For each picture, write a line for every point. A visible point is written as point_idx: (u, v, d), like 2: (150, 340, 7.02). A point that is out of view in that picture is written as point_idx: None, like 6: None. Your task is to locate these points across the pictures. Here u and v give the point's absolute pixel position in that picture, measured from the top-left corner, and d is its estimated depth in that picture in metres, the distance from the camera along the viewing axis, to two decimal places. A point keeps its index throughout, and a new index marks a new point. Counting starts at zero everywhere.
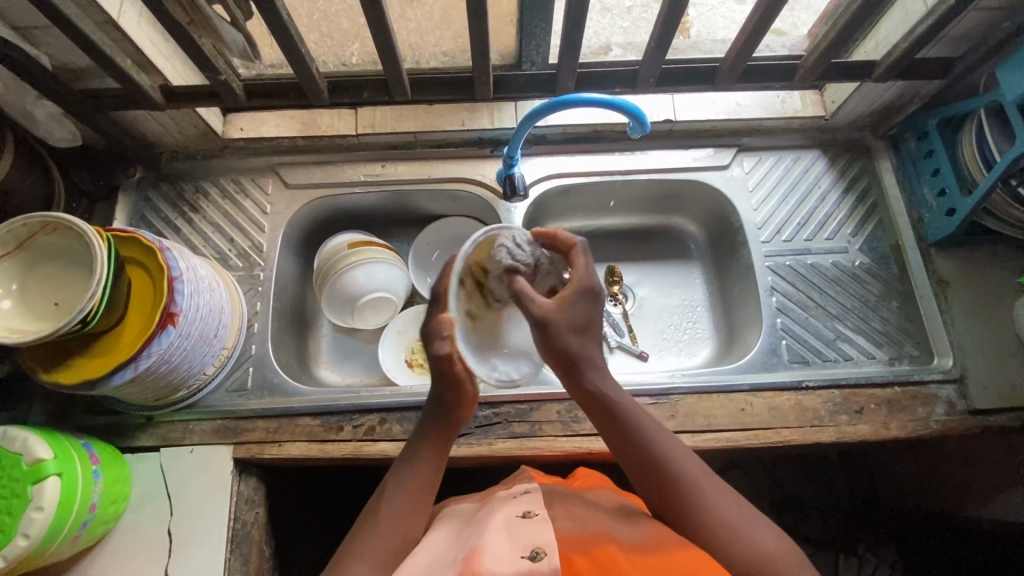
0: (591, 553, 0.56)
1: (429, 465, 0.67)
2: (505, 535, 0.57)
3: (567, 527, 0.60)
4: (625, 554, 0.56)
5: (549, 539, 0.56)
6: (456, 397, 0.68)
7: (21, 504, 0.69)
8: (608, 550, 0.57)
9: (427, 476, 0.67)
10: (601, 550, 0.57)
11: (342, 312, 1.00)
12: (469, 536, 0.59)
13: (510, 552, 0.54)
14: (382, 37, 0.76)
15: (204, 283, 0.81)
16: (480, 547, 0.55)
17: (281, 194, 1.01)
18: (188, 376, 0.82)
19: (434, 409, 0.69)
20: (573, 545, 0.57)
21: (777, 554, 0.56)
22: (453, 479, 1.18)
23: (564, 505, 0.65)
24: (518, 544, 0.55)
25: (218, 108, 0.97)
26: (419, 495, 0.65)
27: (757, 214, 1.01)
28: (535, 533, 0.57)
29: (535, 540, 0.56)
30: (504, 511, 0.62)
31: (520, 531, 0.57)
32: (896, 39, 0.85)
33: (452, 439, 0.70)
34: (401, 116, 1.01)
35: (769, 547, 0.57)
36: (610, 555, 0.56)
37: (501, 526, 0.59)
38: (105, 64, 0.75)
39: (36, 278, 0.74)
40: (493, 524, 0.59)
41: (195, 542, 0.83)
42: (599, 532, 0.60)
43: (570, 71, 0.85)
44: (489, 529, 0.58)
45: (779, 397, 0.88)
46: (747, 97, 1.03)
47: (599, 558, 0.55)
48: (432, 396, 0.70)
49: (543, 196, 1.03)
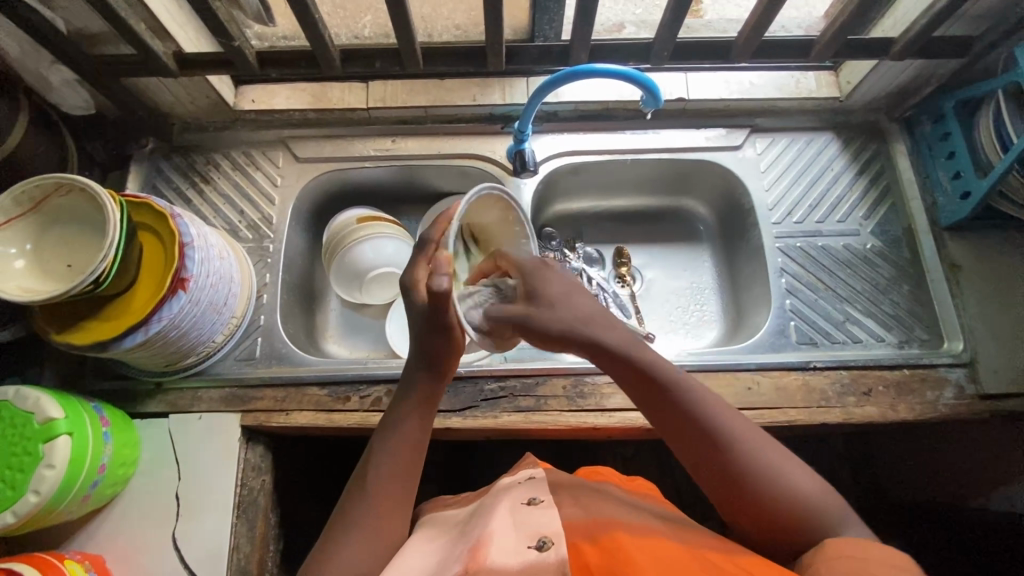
0: (597, 541, 0.57)
1: (415, 424, 0.66)
2: (512, 523, 0.58)
3: (573, 515, 0.61)
4: (631, 539, 0.57)
5: (555, 527, 0.56)
6: (441, 351, 0.66)
7: (33, 461, 0.70)
8: (616, 538, 0.57)
9: (411, 433, 0.66)
10: (609, 537, 0.57)
11: (349, 286, 1.01)
12: (475, 527, 0.60)
13: (516, 541, 0.55)
14: (395, 4, 0.75)
15: (214, 251, 0.81)
16: (487, 537, 0.56)
17: (292, 166, 1.02)
18: (197, 342, 0.83)
19: (419, 365, 0.68)
20: (581, 532, 0.59)
21: (813, 500, 0.56)
22: (457, 458, 1.19)
23: (569, 492, 0.66)
24: (524, 532, 0.56)
25: (230, 79, 0.97)
26: (404, 467, 0.64)
27: (769, 195, 1.00)
28: (540, 522, 0.57)
29: (542, 528, 0.56)
30: (508, 499, 0.63)
31: (525, 518, 0.58)
32: (915, 15, 0.84)
33: (438, 396, 0.69)
34: (412, 90, 1.01)
35: (806, 489, 0.57)
36: (617, 543, 0.56)
37: (507, 515, 0.59)
38: (119, 27, 0.75)
39: (49, 239, 0.75)
40: (499, 512, 0.60)
41: (202, 507, 0.83)
42: (604, 518, 0.60)
43: (584, 42, 0.84)
44: (495, 517, 0.59)
45: (787, 377, 0.88)
46: (761, 77, 1.01)
47: (606, 545, 0.56)
48: (419, 354, 0.67)
49: (554, 173, 1.03)
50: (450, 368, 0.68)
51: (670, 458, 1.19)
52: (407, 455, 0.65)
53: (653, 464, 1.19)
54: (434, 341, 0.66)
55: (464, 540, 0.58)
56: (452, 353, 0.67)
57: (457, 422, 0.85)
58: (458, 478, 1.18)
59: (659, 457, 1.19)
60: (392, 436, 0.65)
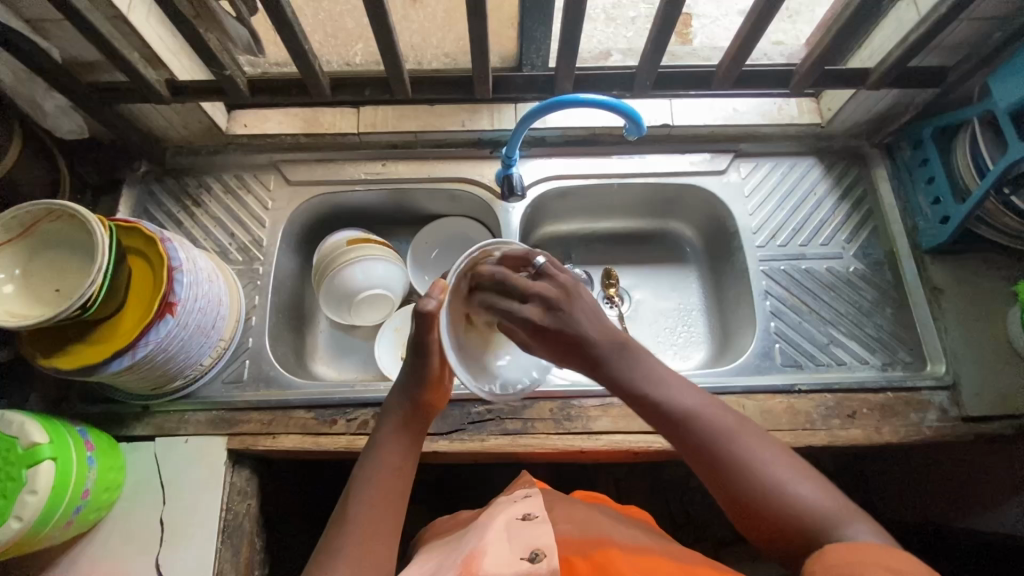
0: (590, 555, 0.58)
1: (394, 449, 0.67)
2: (506, 537, 0.58)
3: (567, 530, 0.62)
4: (622, 555, 0.58)
5: (549, 541, 0.56)
6: (421, 377, 0.70)
7: (16, 487, 0.69)
8: (608, 552, 0.58)
9: (392, 458, 0.67)
10: (601, 552, 0.58)
11: (339, 308, 1.02)
12: (470, 541, 0.60)
13: (511, 555, 0.55)
14: (383, 35, 0.77)
15: (203, 274, 0.82)
16: (481, 551, 0.56)
17: (283, 190, 1.03)
18: (184, 366, 0.83)
19: (400, 392, 0.71)
20: (573, 546, 0.59)
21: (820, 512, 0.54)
22: (446, 479, 1.19)
23: (564, 509, 0.67)
24: (518, 545, 0.56)
25: (223, 105, 0.99)
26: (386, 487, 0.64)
27: (753, 218, 1.02)
28: (534, 536, 0.57)
29: (536, 541, 0.57)
30: (504, 514, 0.63)
31: (519, 533, 0.58)
32: (890, 47, 0.87)
33: (419, 426, 0.71)
34: (403, 116, 1.03)
35: (814, 505, 0.54)
36: (608, 557, 0.57)
37: (502, 528, 0.60)
38: (113, 57, 0.77)
39: (38, 264, 0.76)
40: (494, 528, 0.60)
41: (187, 532, 0.83)
42: (597, 536, 0.61)
43: (568, 73, 0.86)
44: (489, 532, 0.59)
45: (772, 400, 0.89)
46: (744, 104, 1.04)
47: (598, 561, 0.57)
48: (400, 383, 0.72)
49: (541, 197, 1.04)
50: (430, 398, 0.71)
51: (661, 479, 1.19)
52: (388, 478, 0.65)
53: (644, 485, 1.19)
54: (414, 366, 0.70)
55: (455, 555, 0.58)
56: (430, 383, 0.71)
57: (444, 446, 0.85)
58: (448, 499, 1.17)
59: (650, 478, 1.19)
60: (372, 461, 0.66)
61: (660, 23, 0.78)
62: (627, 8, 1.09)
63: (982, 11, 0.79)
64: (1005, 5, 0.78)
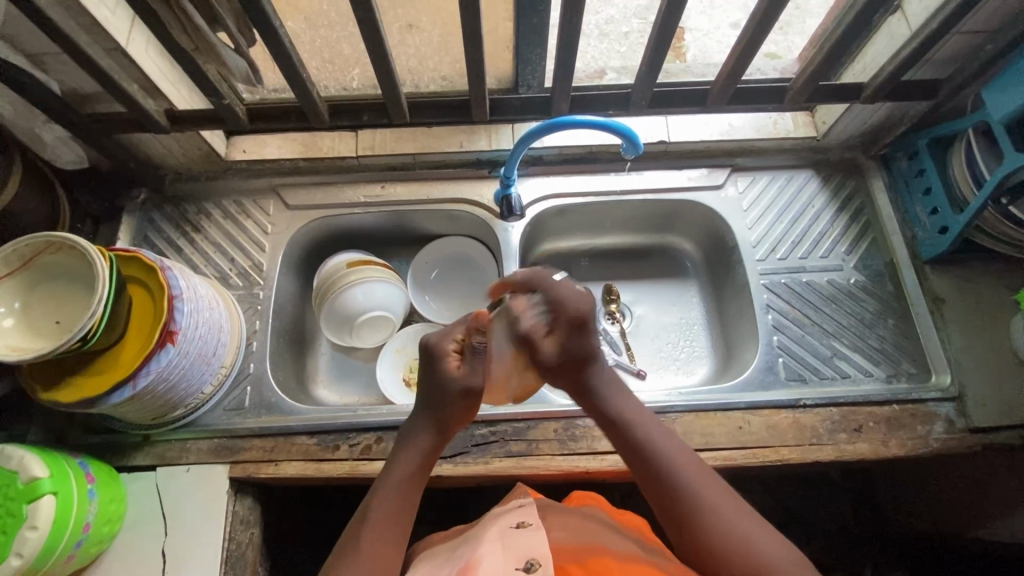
0: (585, 563, 0.59)
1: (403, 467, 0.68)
2: (501, 545, 0.59)
3: (562, 537, 0.63)
4: (619, 564, 0.58)
5: (544, 551, 0.57)
6: (444, 401, 0.69)
7: (16, 523, 0.68)
8: (601, 558, 0.59)
9: (410, 493, 0.67)
10: (595, 559, 0.59)
11: (340, 331, 1.01)
12: (464, 550, 0.61)
13: (506, 562, 0.56)
14: (381, 62, 0.78)
15: (204, 301, 0.82)
16: (477, 559, 0.57)
17: (282, 214, 1.03)
18: (186, 395, 0.83)
19: (421, 417, 0.70)
20: (568, 555, 0.60)
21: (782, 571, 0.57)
22: (452, 499, 1.18)
23: (558, 515, 0.67)
24: (513, 554, 0.57)
25: (222, 131, 0.99)
26: (396, 517, 0.64)
27: (752, 232, 1.02)
28: (528, 544, 0.58)
29: (530, 551, 0.57)
30: (499, 523, 0.63)
31: (515, 541, 0.59)
32: (882, 61, 0.88)
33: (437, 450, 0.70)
34: (400, 139, 1.04)
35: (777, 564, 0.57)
36: (602, 563, 0.58)
37: (496, 537, 0.60)
38: (113, 90, 0.78)
39: (37, 298, 0.75)
40: (489, 537, 0.61)
41: (190, 562, 0.82)
42: (591, 542, 0.62)
43: (564, 94, 0.87)
44: (485, 541, 0.60)
45: (777, 415, 0.88)
46: (740, 119, 1.05)
47: (592, 569, 0.58)
48: (426, 398, 0.70)
49: (540, 216, 1.05)
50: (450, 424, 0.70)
51: None
52: (399, 509, 0.65)
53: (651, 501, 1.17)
54: (443, 403, 0.69)
55: (453, 562, 0.59)
56: (462, 415, 0.70)
57: (447, 469, 0.85)
58: (453, 518, 1.16)
59: None
60: (386, 498, 0.65)
61: (657, 39, 0.78)
62: (619, 23, 1.10)
63: (972, 25, 0.79)
64: (995, 18, 0.78)
